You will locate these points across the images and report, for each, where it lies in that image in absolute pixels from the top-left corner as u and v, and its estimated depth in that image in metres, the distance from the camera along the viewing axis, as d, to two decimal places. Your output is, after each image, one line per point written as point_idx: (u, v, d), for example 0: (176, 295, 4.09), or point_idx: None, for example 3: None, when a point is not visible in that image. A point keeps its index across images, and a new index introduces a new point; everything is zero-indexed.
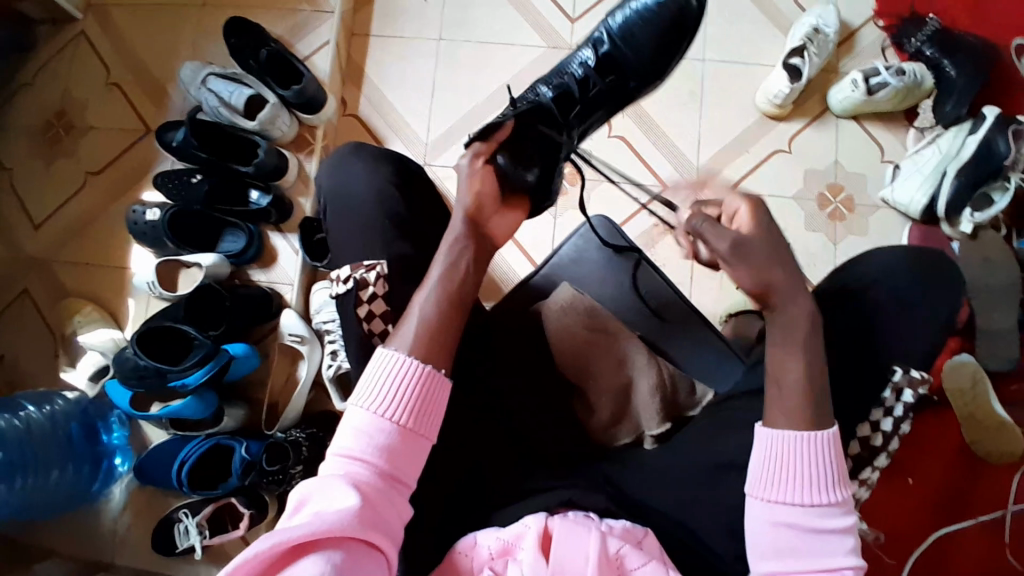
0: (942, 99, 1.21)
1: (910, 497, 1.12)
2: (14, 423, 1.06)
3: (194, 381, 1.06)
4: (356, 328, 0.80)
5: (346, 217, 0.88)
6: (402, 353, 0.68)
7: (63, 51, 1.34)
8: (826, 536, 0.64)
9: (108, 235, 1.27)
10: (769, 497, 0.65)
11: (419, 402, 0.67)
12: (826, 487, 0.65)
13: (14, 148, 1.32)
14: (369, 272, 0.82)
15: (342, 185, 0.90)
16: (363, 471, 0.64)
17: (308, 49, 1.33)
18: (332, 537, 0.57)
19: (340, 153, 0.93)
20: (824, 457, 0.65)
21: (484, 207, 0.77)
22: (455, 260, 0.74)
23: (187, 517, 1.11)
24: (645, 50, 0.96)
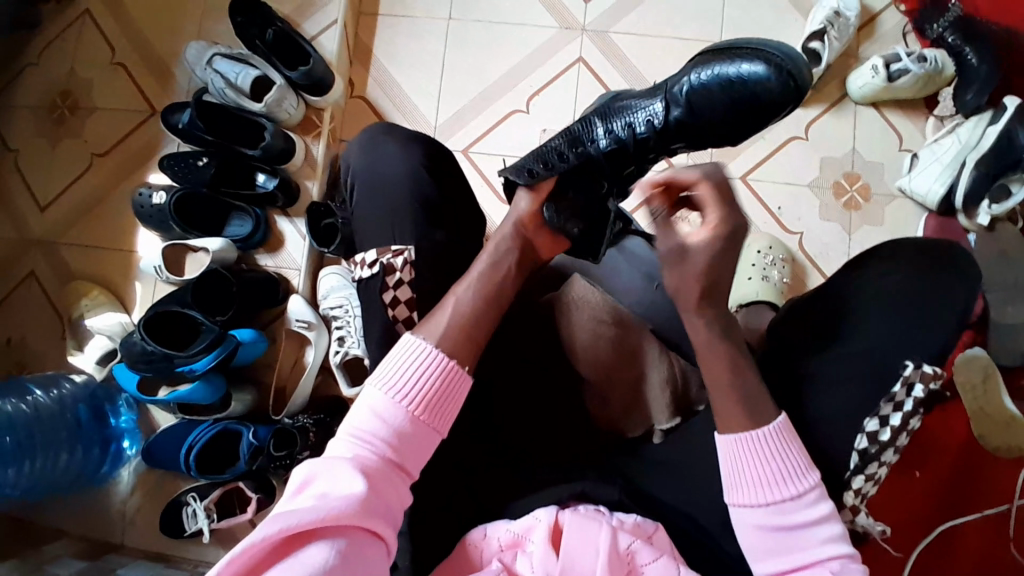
0: (963, 88, 1.18)
1: (918, 492, 1.11)
2: (20, 407, 1.06)
3: (201, 367, 1.06)
4: (383, 313, 0.80)
5: (376, 196, 0.86)
6: (428, 343, 0.69)
7: (68, 29, 1.32)
8: (800, 530, 0.65)
9: (114, 217, 1.26)
10: (737, 501, 0.67)
11: (436, 394, 0.67)
12: (788, 481, 0.66)
13: (20, 129, 1.30)
14: (396, 258, 0.81)
15: (375, 167, 0.88)
16: (370, 456, 0.64)
17: (314, 28, 1.30)
18: (339, 525, 0.57)
19: (372, 132, 0.91)
20: (773, 454, 0.66)
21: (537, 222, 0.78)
22: (497, 258, 0.75)
23: (196, 501, 1.11)
24: (724, 121, 0.78)
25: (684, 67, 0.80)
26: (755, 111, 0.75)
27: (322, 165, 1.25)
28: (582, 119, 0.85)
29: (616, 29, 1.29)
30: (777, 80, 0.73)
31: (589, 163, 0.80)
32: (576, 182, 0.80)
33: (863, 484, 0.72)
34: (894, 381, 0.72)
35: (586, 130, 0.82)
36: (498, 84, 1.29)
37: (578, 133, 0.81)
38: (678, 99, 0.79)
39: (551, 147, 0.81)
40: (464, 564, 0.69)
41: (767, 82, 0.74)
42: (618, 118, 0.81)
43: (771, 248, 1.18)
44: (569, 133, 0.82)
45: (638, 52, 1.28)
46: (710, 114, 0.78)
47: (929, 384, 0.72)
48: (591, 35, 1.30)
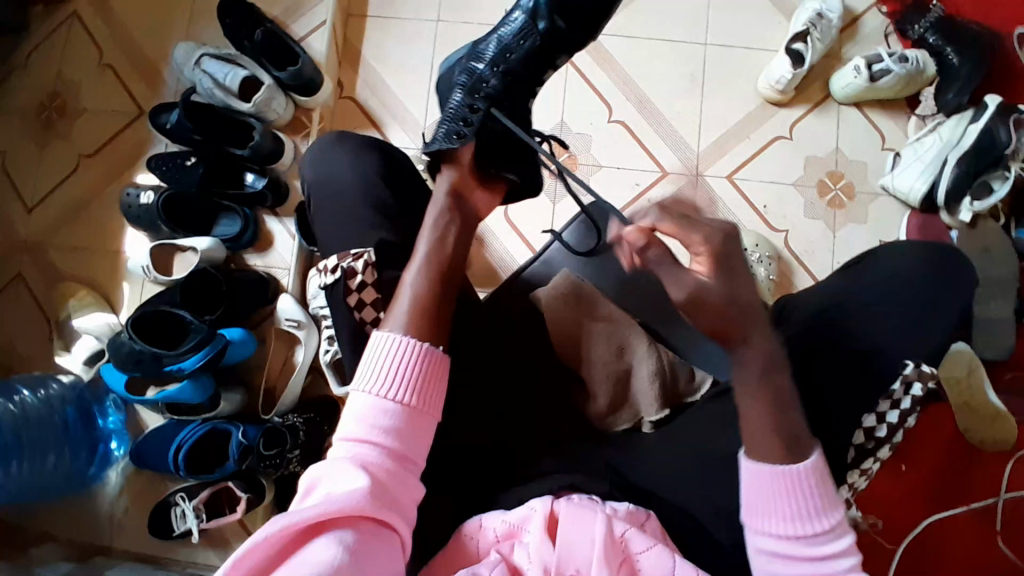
0: (944, 88, 1.20)
1: (904, 484, 1.12)
2: (7, 407, 1.05)
3: (189, 366, 1.05)
4: (349, 316, 0.80)
5: (335, 203, 0.86)
6: (396, 334, 0.69)
7: (56, 31, 1.32)
8: (822, 562, 0.63)
9: (103, 218, 1.25)
10: (755, 526, 0.65)
11: (422, 382, 0.67)
12: (812, 519, 0.64)
13: (7, 130, 1.30)
14: (356, 262, 0.80)
15: (327, 173, 0.88)
16: (371, 452, 0.64)
17: (304, 29, 1.30)
18: (344, 519, 0.58)
19: (323, 141, 0.91)
20: (803, 491, 0.64)
21: (468, 180, 0.81)
22: (440, 225, 0.77)
23: (184, 502, 1.11)
24: (581, 15, 0.87)
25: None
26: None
27: None
28: (458, 78, 0.88)
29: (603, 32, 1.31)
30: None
31: (498, 99, 0.85)
32: (493, 135, 0.84)
33: (859, 478, 0.76)
34: (896, 380, 0.75)
35: (478, 79, 0.86)
36: None
37: (474, 82, 0.86)
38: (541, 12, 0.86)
39: (458, 106, 0.85)
40: (462, 554, 0.69)
41: None
42: (497, 51, 0.87)
43: (758, 246, 1.19)
44: (466, 89, 0.86)
45: (626, 54, 1.30)
46: (573, 13, 0.87)
47: (925, 383, 0.75)
48: None
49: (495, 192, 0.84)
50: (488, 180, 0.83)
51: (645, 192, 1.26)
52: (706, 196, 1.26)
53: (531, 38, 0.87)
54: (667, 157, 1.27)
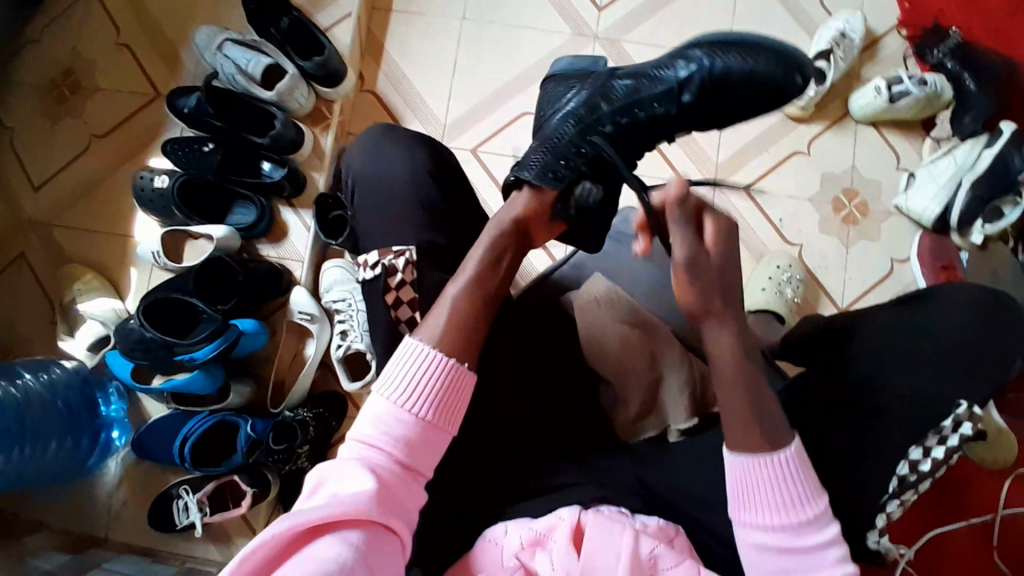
0: (960, 113, 1.22)
1: (923, 510, 1.13)
2: (10, 390, 1.01)
3: (202, 356, 1.03)
4: (384, 314, 0.79)
5: (373, 198, 0.86)
6: (427, 345, 0.66)
7: (72, 7, 1.28)
8: (811, 553, 0.63)
9: (114, 200, 1.23)
10: (747, 521, 0.65)
11: (442, 396, 0.65)
12: (800, 505, 0.64)
13: (18, 106, 1.26)
14: (398, 258, 0.80)
15: (371, 166, 0.88)
16: (379, 457, 0.62)
17: (328, 20, 1.29)
18: (349, 520, 0.56)
19: (373, 133, 0.91)
20: (791, 476, 0.64)
21: (540, 216, 0.77)
22: (494, 253, 0.74)
23: (188, 494, 1.08)
24: (732, 105, 0.85)
25: (689, 51, 0.85)
26: (765, 95, 0.84)
27: (328, 156, 1.24)
28: (574, 100, 0.84)
29: (628, 38, 1.30)
30: (790, 75, 0.84)
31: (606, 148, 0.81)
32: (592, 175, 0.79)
33: (896, 509, 0.74)
34: (946, 417, 0.73)
35: (595, 114, 0.82)
36: (510, 86, 1.30)
37: (589, 122, 0.82)
38: (689, 83, 0.83)
39: (566, 141, 0.80)
40: (483, 560, 0.67)
41: (776, 69, 0.84)
42: (627, 99, 0.83)
43: (791, 267, 1.20)
44: (579, 122, 0.82)
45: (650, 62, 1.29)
46: (722, 99, 0.84)
47: (975, 423, 0.73)
48: (603, 43, 1.30)
49: (553, 232, 0.80)
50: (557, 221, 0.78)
51: None
52: (723, 206, 1.27)
53: (671, 105, 0.84)
54: (687, 167, 1.28)
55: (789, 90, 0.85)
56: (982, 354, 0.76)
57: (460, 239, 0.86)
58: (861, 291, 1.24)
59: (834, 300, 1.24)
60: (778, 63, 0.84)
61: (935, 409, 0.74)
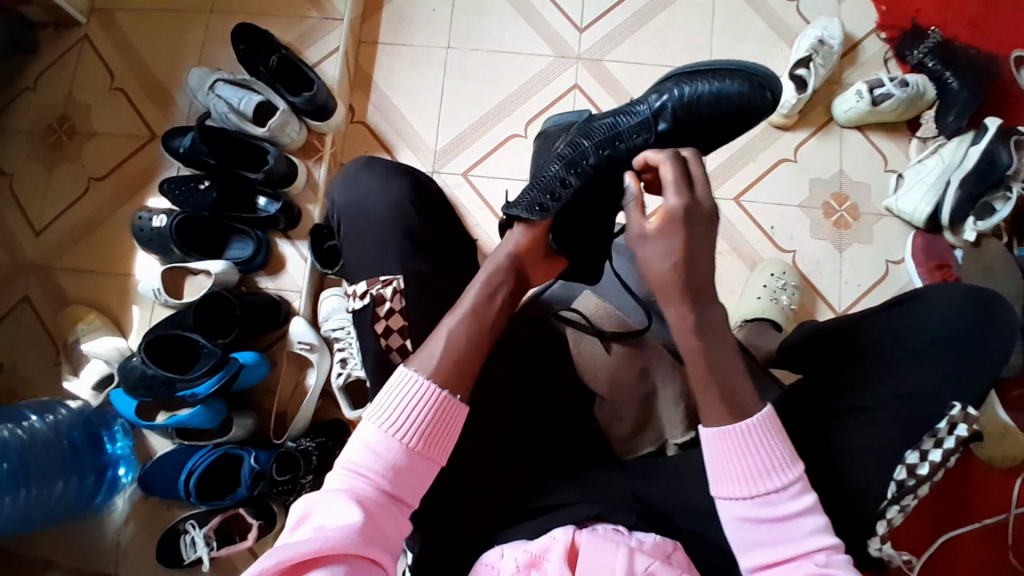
0: (944, 112, 1.23)
1: (931, 513, 1.11)
2: (16, 432, 1.02)
3: (204, 390, 1.05)
4: (374, 342, 0.80)
5: (360, 227, 0.87)
6: (421, 376, 0.67)
7: (66, 55, 1.32)
8: (788, 522, 0.63)
9: (113, 241, 1.25)
10: (722, 492, 0.64)
11: (431, 427, 0.66)
12: (773, 473, 0.64)
13: (17, 153, 1.30)
14: (385, 288, 0.81)
15: (358, 198, 0.89)
16: (365, 487, 0.63)
17: (317, 55, 1.32)
18: (335, 554, 0.57)
19: (352, 168, 0.93)
20: (759, 445, 0.64)
21: (535, 251, 0.77)
22: (490, 290, 0.73)
23: (195, 529, 1.09)
24: (711, 131, 0.83)
25: (660, 87, 0.85)
26: (743, 115, 0.83)
27: (322, 188, 1.26)
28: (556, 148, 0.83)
29: (609, 56, 1.33)
30: (758, 93, 0.82)
31: (593, 183, 0.79)
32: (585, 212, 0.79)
33: (896, 514, 0.72)
34: (941, 419, 0.73)
35: (579, 153, 0.81)
36: (496, 109, 1.32)
37: (573, 157, 0.80)
38: (664, 113, 0.83)
39: (551, 176, 0.79)
40: None
41: (746, 90, 0.82)
42: (607, 135, 0.82)
43: (784, 273, 1.21)
44: (563, 159, 0.80)
45: (631, 78, 1.32)
46: (697, 126, 0.83)
47: (970, 425, 0.73)
48: (585, 63, 1.33)
49: (553, 270, 0.80)
50: (550, 257, 0.78)
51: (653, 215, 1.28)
52: None
53: (651, 134, 0.82)
54: None
55: (764, 106, 0.83)
56: (972, 354, 0.76)
57: (449, 265, 0.88)
58: (857, 295, 1.24)
59: (830, 304, 1.24)
60: (747, 84, 0.82)
61: (928, 411, 0.74)
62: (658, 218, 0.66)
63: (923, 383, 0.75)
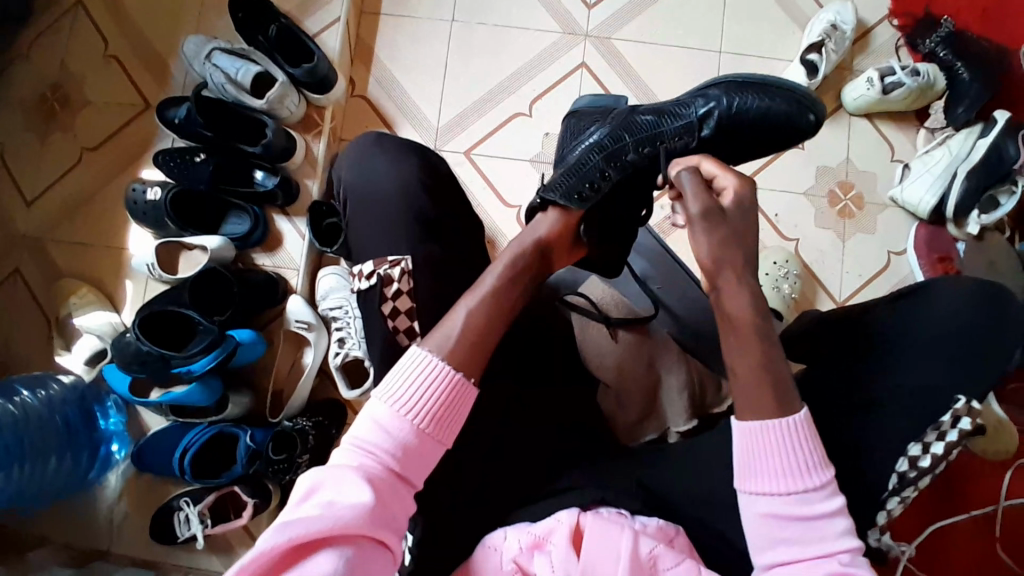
0: (954, 103, 1.21)
1: (921, 502, 1.13)
2: (8, 408, 1.01)
3: (200, 368, 1.03)
4: (382, 324, 0.78)
5: (366, 207, 0.85)
6: (434, 356, 0.66)
7: (58, 19, 1.28)
8: (818, 522, 0.61)
9: (106, 214, 1.22)
10: (753, 489, 0.62)
11: (442, 408, 0.65)
12: (808, 471, 0.61)
13: (6, 120, 1.26)
14: (393, 269, 0.80)
15: (365, 176, 0.88)
16: (374, 465, 0.62)
17: (317, 26, 1.28)
18: (343, 533, 0.55)
19: (364, 141, 0.91)
20: (796, 443, 0.62)
21: (564, 238, 0.78)
22: (513, 271, 0.73)
23: (189, 506, 1.08)
24: (748, 144, 0.87)
25: (706, 91, 0.87)
26: (778, 132, 0.86)
27: (322, 163, 1.23)
28: (596, 133, 0.84)
29: (618, 35, 1.30)
30: (800, 114, 0.86)
31: (631, 178, 0.82)
32: (621, 201, 0.82)
33: (897, 506, 0.72)
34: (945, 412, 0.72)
35: (619, 146, 0.82)
36: (502, 87, 1.29)
37: (614, 150, 0.82)
38: (708, 119, 0.85)
39: (590, 166, 0.81)
40: (484, 565, 0.68)
41: (786, 110, 0.86)
42: (649, 133, 0.83)
43: (788, 262, 1.20)
44: (603, 151, 0.82)
45: (639, 59, 1.29)
46: (736, 137, 0.86)
47: (974, 418, 0.72)
48: (593, 42, 1.30)
49: (573, 254, 0.81)
50: (574, 245, 0.79)
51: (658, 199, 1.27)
52: None
53: (693, 140, 0.85)
54: None
55: (799, 126, 0.86)
56: (980, 350, 0.76)
57: (455, 246, 0.86)
58: (857, 285, 1.24)
59: (831, 294, 1.23)
60: (789, 104, 0.86)
61: (933, 404, 0.73)
62: (729, 202, 0.68)
63: (931, 379, 0.75)
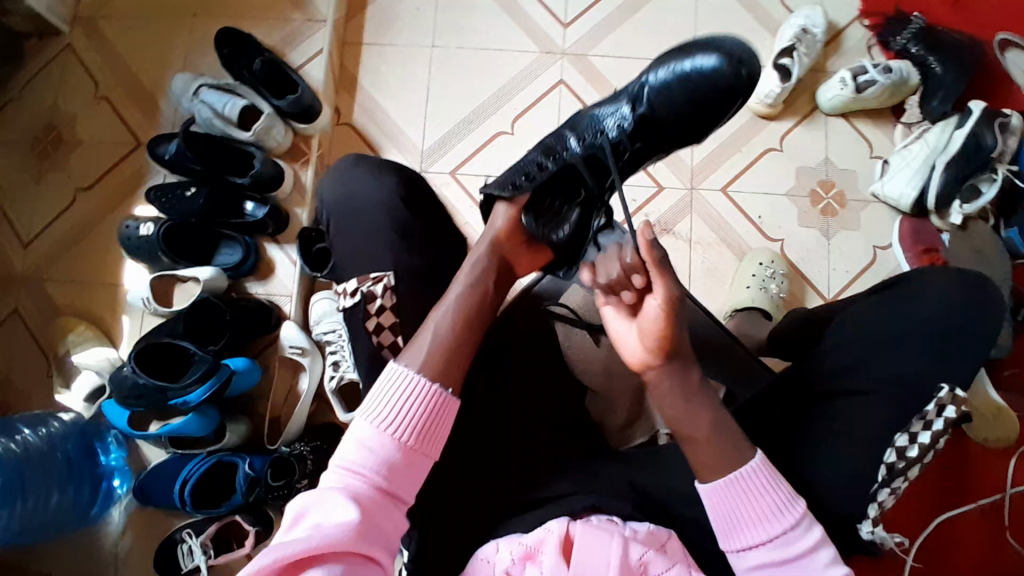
0: (929, 96, 1.24)
1: (925, 494, 1.12)
2: (10, 446, 1.03)
3: (195, 398, 1.04)
4: (367, 341, 0.80)
5: (349, 228, 0.88)
6: (412, 371, 0.67)
7: (49, 65, 1.32)
8: (802, 560, 0.63)
9: (100, 251, 1.24)
10: (739, 545, 0.65)
11: (425, 422, 0.66)
12: (778, 516, 0.64)
13: (2, 164, 1.29)
14: (376, 284, 0.81)
15: (343, 197, 0.90)
16: (361, 485, 0.62)
17: (301, 58, 1.32)
18: (332, 551, 0.56)
19: (342, 165, 0.93)
20: (761, 488, 0.64)
21: (514, 234, 0.81)
22: (475, 278, 0.76)
23: (191, 537, 1.08)
24: (689, 114, 0.79)
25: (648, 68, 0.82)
26: (723, 91, 0.76)
27: (310, 191, 1.26)
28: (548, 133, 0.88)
29: (594, 51, 1.33)
30: (737, 69, 0.75)
31: (567, 169, 0.83)
32: (562, 197, 0.83)
33: (887, 497, 0.72)
34: (929, 402, 0.72)
35: (560, 143, 0.85)
36: (484, 107, 1.32)
37: (551, 144, 0.85)
38: (642, 97, 0.81)
39: (529, 160, 0.84)
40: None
41: (725, 67, 0.76)
42: (589, 126, 0.84)
43: (774, 262, 1.21)
44: (543, 147, 0.85)
45: (616, 72, 1.32)
46: (676, 109, 0.80)
47: (960, 406, 0.72)
48: (570, 58, 1.33)
49: (536, 259, 0.84)
50: (530, 241, 0.82)
51: (642, 208, 1.28)
52: (703, 209, 1.28)
53: (630, 121, 0.81)
54: (662, 172, 1.29)
55: (747, 85, 0.76)
56: (964, 335, 0.76)
57: (438, 261, 0.87)
58: (846, 281, 1.24)
59: (820, 291, 1.24)
60: (728, 61, 0.76)
61: (916, 391, 0.74)
62: None
63: (913, 367, 0.75)
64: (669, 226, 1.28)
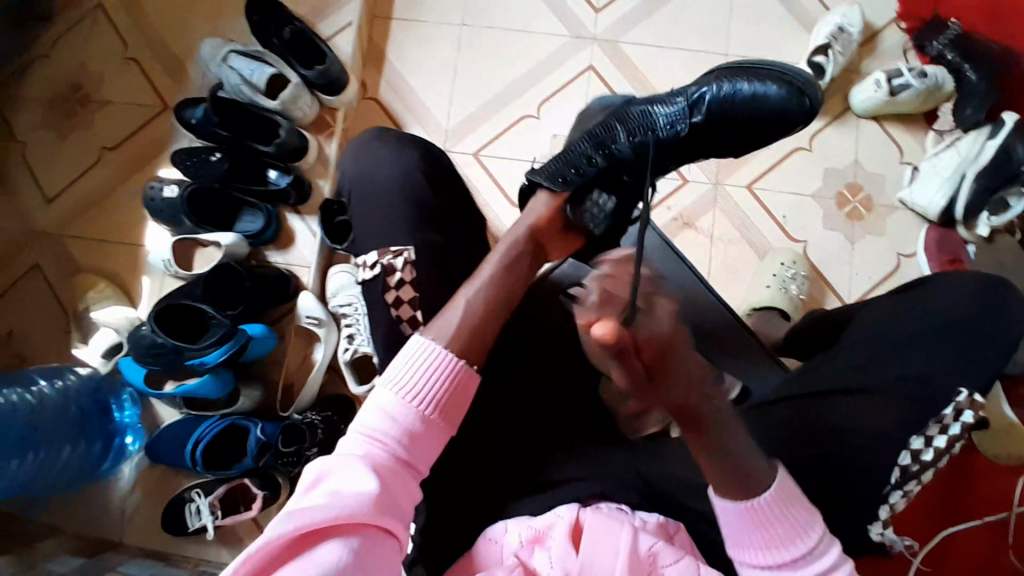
0: (962, 104, 1.22)
1: (931, 506, 1.11)
2: (25, 397, 1.03)
3: (213, 359, 1.05)
4: (385, 312, 0.81)
5: (371, 201, 0.87)
6: (436, 343, 0.67)
7: (81, 23, 1.32)
8: None
9: (123, 211, 1.25)
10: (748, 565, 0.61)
11: (445, 396, 0.66)
12: (794, 541, 0.60)
13: (30, 120, 1.30)
14: (395, 259, 0.82)
15: (368, 170, 0.89)
16: (381, 454, 0.62)
17: (330, 29, 1.32)
18: (351, 523, 0.55)
19: (364, 138, 0.93)
20: (776, 516, 0.59)
21: (553, 223, 0.83)
22: (509, 259, 0.77)
23: (200, 497, 1.10)
24: (744, 128, 0.85)
25: (706, 78, 0.87)
26: (769, 124, 0.84)
27: (333, 163, 1.26)
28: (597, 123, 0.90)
29: (626, 38, 1.31)
30: (796, 102, 0.82)
31: (618, 163, 0.85)
32: (601, 185, 0.85)
33: (899, 500, 0.72)
34: (947, 405, 0.72)
35: (609, 136, 0.87)
36: (511, 88, 1.31)
37: (603, 138, 0.87)
38: (700, 105, 0.85)
39: (578, 152, 0.86)
40: (484, 558, 0.68)
41: (784, 94, 0.83)
42: (641, 124, 0.87)
43: (794, 263, 1.20)
44: (592, 139, 0.87)
45: (645, 60, 1.30)
46: (731, 122, 0.85)
47: (976, 411, 0.73)
48: (601, 44, 1.32)
49: (568, 243, 0.85)
50: (572, 229, 0.84)
51: (665, 200, 1.27)
52: (725, 205, 1.27)
53: (686, 125, 0.85)
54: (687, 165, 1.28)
55: (802, 115, 0.83)
56: (984, 346, 0.76)
57: (460, 239, 0.87)
58: (867, 287, 1.23)
59: (839, 295, 1.23)
60: (790, 91, 0.82)
61: (933, 396, 0.73)
62: None
63: (933, 374, 0.74)
64: (691, 221, 1.27)
